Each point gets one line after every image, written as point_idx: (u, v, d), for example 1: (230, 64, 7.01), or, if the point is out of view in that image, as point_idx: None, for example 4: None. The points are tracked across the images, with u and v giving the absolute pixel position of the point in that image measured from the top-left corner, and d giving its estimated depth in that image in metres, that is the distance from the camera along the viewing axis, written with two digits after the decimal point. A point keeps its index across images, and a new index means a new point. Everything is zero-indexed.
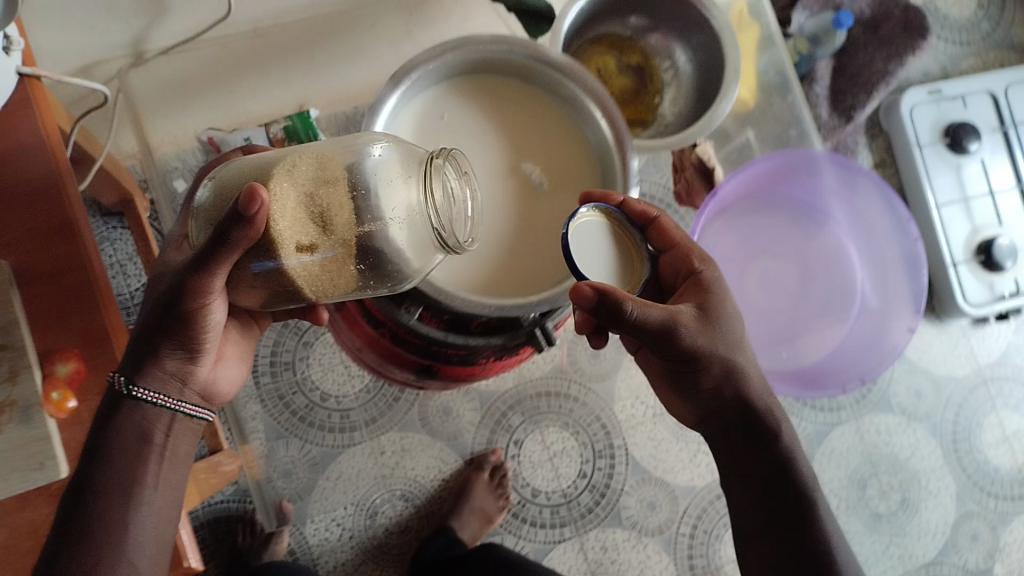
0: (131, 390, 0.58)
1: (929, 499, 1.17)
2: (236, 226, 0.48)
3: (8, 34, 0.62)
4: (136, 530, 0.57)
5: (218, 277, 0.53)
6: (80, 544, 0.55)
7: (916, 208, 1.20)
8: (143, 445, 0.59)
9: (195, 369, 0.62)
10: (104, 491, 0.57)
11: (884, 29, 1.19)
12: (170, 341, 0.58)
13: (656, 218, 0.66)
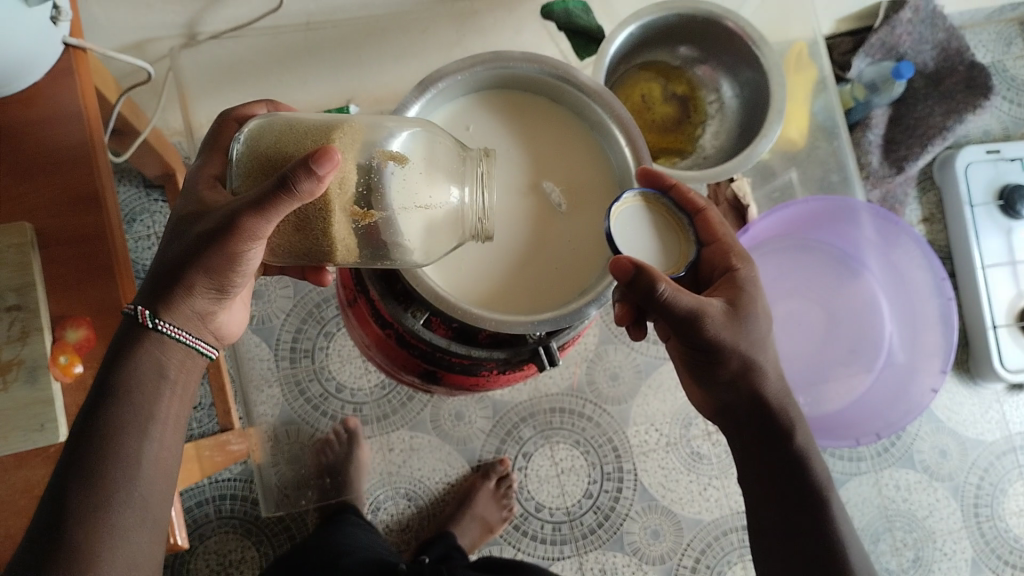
0: (155, 323, 0.54)
1: (943, 560, 1.14)
2: (300, 178, 0.45)
3: (59, 4, 0.63)
4: (146, 465, 0.52)
5: (266, 224, 0.50)
6: (90, 479, 0.50)
7: (962, 266, 1.18)
8: (159, 383, 0.55)
9: (216, 310, 0.58)
10: (114, 423, 0.52)
11: (946, 84, 1.16)
12: (204, 274, 0.53)
13: (702, 210, 0.65)
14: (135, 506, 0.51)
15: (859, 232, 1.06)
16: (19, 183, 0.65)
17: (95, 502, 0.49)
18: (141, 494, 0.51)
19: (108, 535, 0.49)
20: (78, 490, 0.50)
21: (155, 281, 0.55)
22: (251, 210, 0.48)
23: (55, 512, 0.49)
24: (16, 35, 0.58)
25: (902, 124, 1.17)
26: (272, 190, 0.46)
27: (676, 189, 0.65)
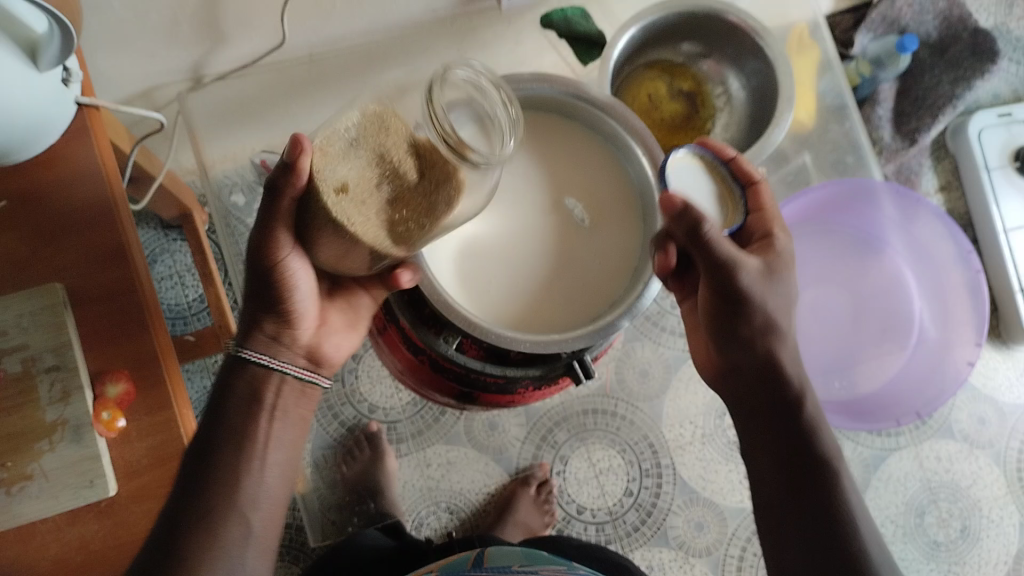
0: (239, 350, 0.61)
1: (991, 528, 1.13)
2: (280, 176, 0.51)
3: (69, 67, 0.64)
4: (250, 477, 0.58)
5: (286, 232, 0.55)
6: (203, 485, 0.57)
7: (984, 230, 1.16)
8: (252, 403, 0.60)
9: (297, 335, 0.62)
10: (225, 438, 0.59)
11: (952, 52, 1.15)
12: (270, 313, 0.60)
13: (756, 181, 0.66)
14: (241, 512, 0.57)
15: (879, 211, 1.06)
16: (44, 245, 0.66)
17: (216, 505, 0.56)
18: (244, 505, 0.57)
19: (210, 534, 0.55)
20: (201, 494, 0.56)
21: (241, 319, 0.62)
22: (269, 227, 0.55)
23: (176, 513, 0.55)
24: (28, 103, 0.59)
25: (910, 95, 1.15)
26: (266, 196, 0.53)
27: (734, 161, 0.67)
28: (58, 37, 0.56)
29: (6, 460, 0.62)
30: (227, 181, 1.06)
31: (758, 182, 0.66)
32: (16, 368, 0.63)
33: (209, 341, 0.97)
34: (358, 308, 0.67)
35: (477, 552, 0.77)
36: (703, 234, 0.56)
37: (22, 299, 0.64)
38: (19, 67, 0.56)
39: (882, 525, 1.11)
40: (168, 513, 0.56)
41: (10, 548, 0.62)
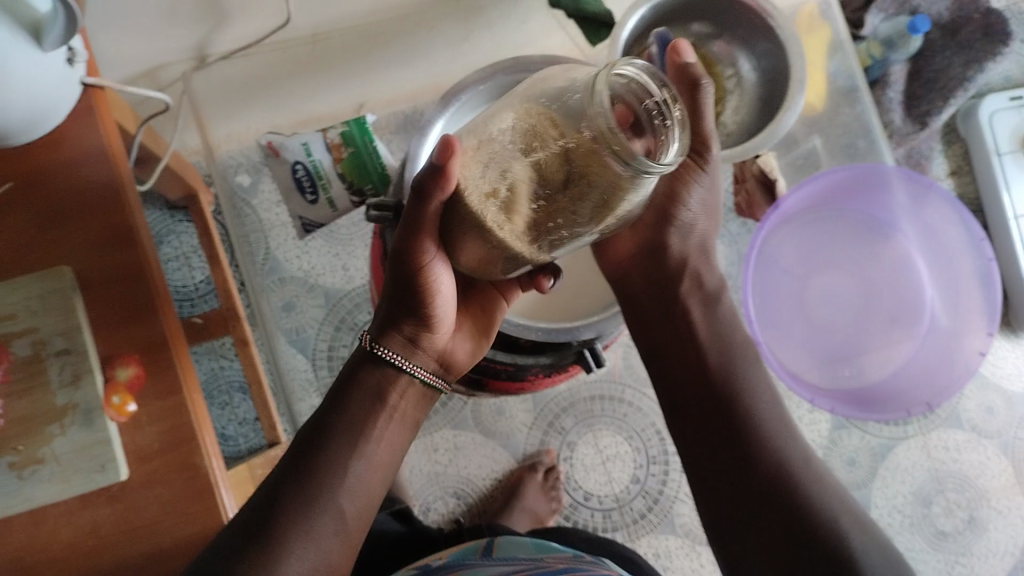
0: (374, 346, 0.60)
1: (998, 519, 1.12)
2: (430, 186, 0.50)
3: (73, 47, 0.64)
4: (351, 480, 0.57)
5: (429, 239, 0.55)
6: (304, 479, 0.56)
7: (995, 218, 1.15)
8: (375, 402, 0.60)
9: (436, 338, 0.62)
10: (329, 440, 0.58)
11: (964, 34, 1.12)
12: (409, 316, 0.60)
13: None
14: (332, 516, 0.55)
15: (891, 197, 1.04)
16: (52, 227, 0.65)
17: (305, 502, 0.55)
18: (338, 503, 0.56)
19: (298, 532, 0.53)
20: (294, 489, 0.55)
21: (378, 318, 0.61)
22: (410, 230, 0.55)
23: (268, 504, 0.54)
24: (33, 83, 0.58)
25: (921, 78, 1.13)
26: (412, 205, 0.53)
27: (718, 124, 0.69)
28: (62, 15, 0.55)
29: (18, 443, 0.62)
30: (233, 162, 1.07)
31: None
32: (26, 351, 0.63)
33: (217, 325, 0.98)
34: (490, 312, 0.67)
35: (487, 539, 0.76)
36: (697, 79, 0.61)
37: (31, 282, 0.64)
38: (21, 45, 0.55)
39: (889, 515, 1.11)
40: (261, 504, 0.55)
41: (22, 532, 0.62)
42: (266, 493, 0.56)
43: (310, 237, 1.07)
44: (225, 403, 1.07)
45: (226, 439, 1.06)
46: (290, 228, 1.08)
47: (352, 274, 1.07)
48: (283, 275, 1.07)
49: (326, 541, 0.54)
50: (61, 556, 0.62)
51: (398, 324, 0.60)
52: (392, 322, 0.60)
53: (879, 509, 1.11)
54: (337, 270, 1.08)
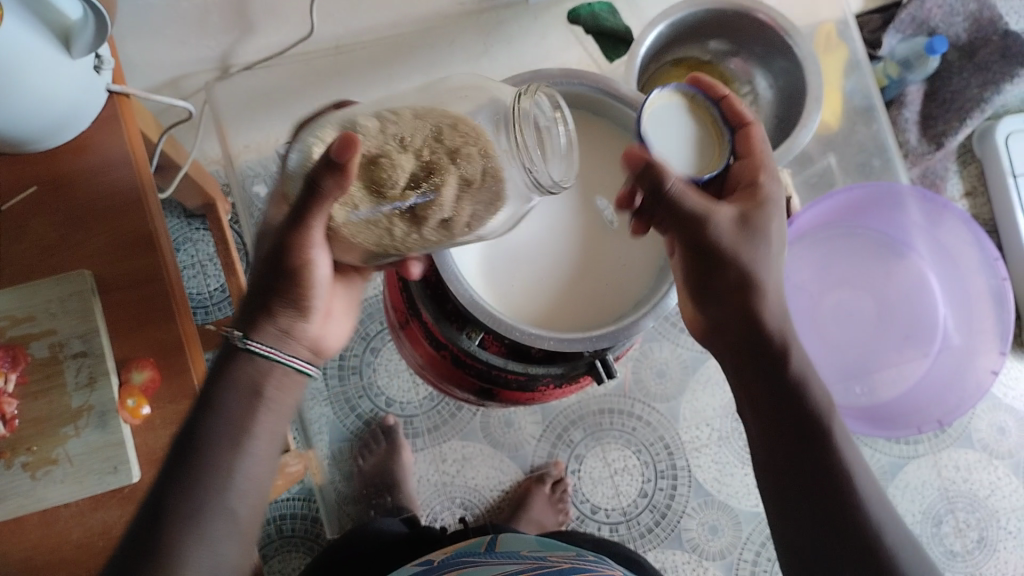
0: (245, 342, 0.54)
1: (1009, 539, 1.12)
2: (325, 178, 0.46)
3: (100, 54, 0.64)
4: (237, 481, 0.52)
5: (314, 232, 0.51)
6: (184, 490, 0.50)
7: (1010, 239, 1.14)
8: (252, 398, 0.54)
9: (306, 328, 0.57)
10: (209, 442, 0.52)
11: (981, 55, 1.12)
12: (281, 297, 0.55)
13: (748, 123, 0.63)
14: (224, 518, 0.51)
15: (905, 215, 1.05)
16: (75, 232, 0.66)
17: (186, 515, 0.50)
18: (230, 505, 0.51)
19: (186, 543, 0.49)
20: (173, 501, 0.50)
21: (245, 305, 0.56)
22: (296, 222, 0.50)
23: (149, 520, 0.50)
24: (62, 88, 0.59)
25: (938, 98, 1.14)
26: (303, 196, 0.48)
27: (726, 99, 0.64)
28: (92, 22, 0.56)
29: (33, 444, 0.63)
30: (250, 174, 1.05)
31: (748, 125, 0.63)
32: (43, 352, 0.64)
33: None
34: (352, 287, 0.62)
35: (488, 538, 0.76)
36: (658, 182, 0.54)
37: (49, 285, 0.65)
38: (53, 53, 0.56)
39: None
40: (138, 524, 0.50)
41: (34, 533, 0.62)
42: (145, 508, 0.51)
43: None
44: None
45: None
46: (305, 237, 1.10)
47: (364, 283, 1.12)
48: None
49: (221, 547, 0.50)
50: (71, 556, 0.62)
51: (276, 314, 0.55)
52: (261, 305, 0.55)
53: None
54: None
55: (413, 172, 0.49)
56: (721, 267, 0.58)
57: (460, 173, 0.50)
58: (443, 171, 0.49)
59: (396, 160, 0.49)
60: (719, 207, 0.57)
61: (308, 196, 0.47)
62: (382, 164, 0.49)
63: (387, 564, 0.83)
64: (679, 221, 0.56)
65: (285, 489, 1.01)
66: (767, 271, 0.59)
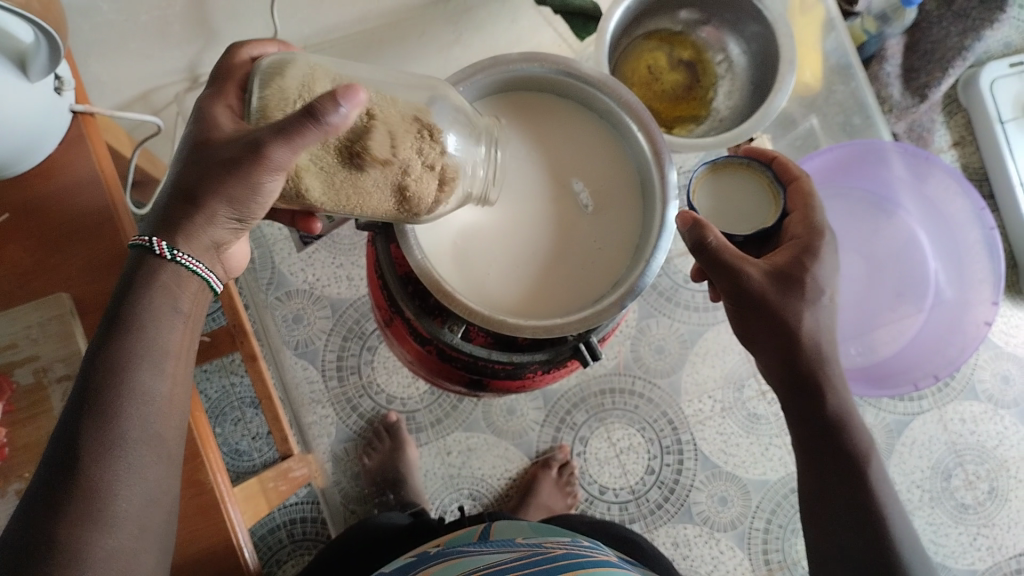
0: (173, 254, 0.52)
1: (1019, 488, 1.12)
2: (325, 109, 0.44)
3: (60, 75, 0.64)
4: (151, 401, 0.50)
5: (285, 164, 0.48)
6: (103, 413, 0.48)
7: (1000, 186, 1.14)
8: (172, 316, 0.52)
9: (229, 241, 0.56)
10: (131, 362, 0.49)
11: (960, 2, 1.11)
12: (226, 201, 0.51)
13: (796, 179, 0.69)
14: (149, 444, 0.49)
15: (890, 171, 1.05)
16: (50, 254, 0.66)
17: (106, 442, 0.47)
18: (154, 430, 0.50)
19: (115, 468, 0.47)
20: (91, 426, 0.47)
21: (164, 211, 0.52)
22: (272, 137, 0.46)
23: (68, 449, 0.47)
24: (24, 113, 0.59)
25: (919, 49, 1.13)
26: (294, 119, 0.45)
27: (779, 162, 0.71)
28: (44, 46, 0.56)
29: (24, 471, 0.62)
30: None
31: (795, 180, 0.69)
32: (28, 379, 0.63)
33: (224, 339, 0.96)
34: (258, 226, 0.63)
35: (484, 526, 0.77)
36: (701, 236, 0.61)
37: (28, 309, 0.64)
38: (10, 76, 0.56)
39: (909, 489, 1.11)
40: (53, 450, 0.47)
41: None
42: (55, 434, 0.48)
43: (313, 250, 1.12)
44: (239, 418, 1.08)
45: (242, 454, 1.07)
46: (292, 240, 1.12)
47: (357, 283, 1.12)
48: (289, 288, 1.11)
49: (150, 473, 0.49)
50: None
51: (186, 284, 0.53)
52: (199, 205, 0.51)
53: (898, 485, 1.11)
54: (342, 281, 1.12)
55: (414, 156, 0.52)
56: (750, 314, 0.62)
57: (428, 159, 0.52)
58: (431, 148, 0.52)
59: (401, 132, 0.51)
60: (754, 261, 0.61)
61: (302, 121, 0.45)
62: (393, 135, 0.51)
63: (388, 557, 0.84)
64: (716, 270, 0.61)
65: (290, 494, 1.01)
66: (800, 319, 0.61)
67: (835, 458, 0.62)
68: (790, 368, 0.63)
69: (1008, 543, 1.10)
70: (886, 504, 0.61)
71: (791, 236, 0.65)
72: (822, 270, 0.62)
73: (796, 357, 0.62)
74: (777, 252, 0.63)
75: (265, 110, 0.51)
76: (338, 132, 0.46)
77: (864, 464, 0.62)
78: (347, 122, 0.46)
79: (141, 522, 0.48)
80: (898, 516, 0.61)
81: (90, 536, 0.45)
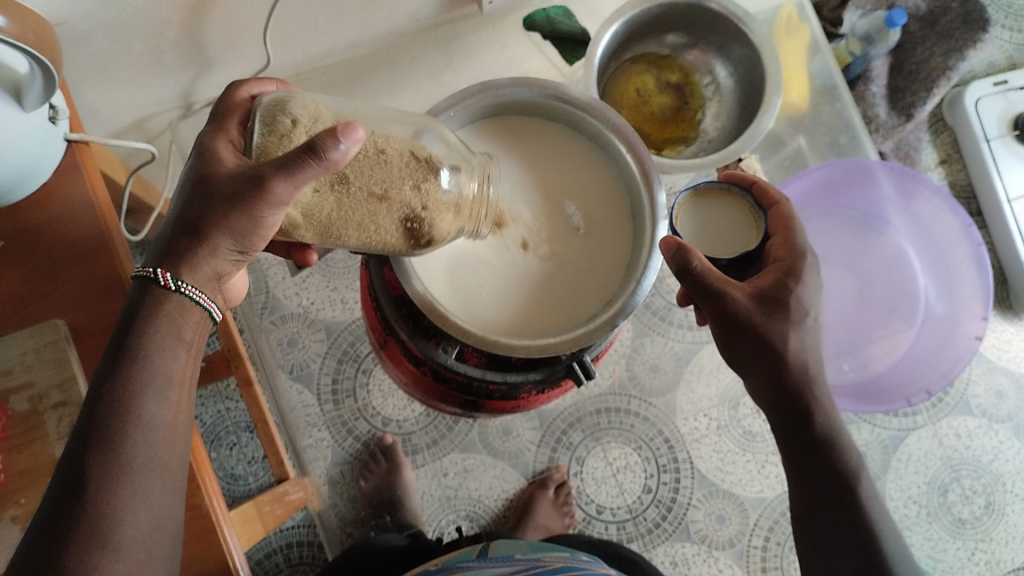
0: (178, 285, 0.52)
1: (1016, 502, 1.12)
2: (327, 145, 0.45)
3: (54, 105, 0.65)
4: (156, 429, 0.50)
5: (287, 197, 0.49)
6: (110, 440, 0.48)
7: (988, 203, 1.15)
8: (176, 344, 0.52)
9: (231, 272, 0.56)
10: (136, 392, 0.49)
11: (943, 23, 1.13)
12: (228, 234, 0.52)
13: (776, 204, 0.66)
14: (155, 471, 0.49)
15: (878, 189, 1.06)
16: (45, 283, 0.67)
17: (111, 469, 0.47)
18: (160, 457, 0.50)
19: (121, 494, 0.47)
20: (98, 455, 0.47)
21: (167, 243, 0.53)
22: (274, 172, 0.47)
23: (75, 477, 0.47)
24: (19, 142, 0.60)
25: (903, 70, 1.14)
26: (296, 155, 0.46)
27: (758, 186, 0.68)
28: (39, 77, 0.57)
29: (19, 498, 0.62)
30: None
31: (776, 206, 0.66)
32: (22, 406, 0.63)
33: (218, 364, 0.96)
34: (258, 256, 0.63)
35: (482, 546, 0.76)
36: (686, 263, 0.58)
37: (23, 338, 0.64)
38: (7, 108, 0.57)
39: (907, 505, 1.11)
40: (60, 475, 0.47)
41: None
42: (62, 462, 0.48)
43: (307, 273, 1.13)
44: (234, 443, 1.08)
45: (238, 479, 1.07)
46: (284, 265, 1.12)
47: (351, 306, 1.13)
48: (283, 313, 1.12)
49: (156, 500, 0.49)
50: None
51: (189, 314, 0.53)
52: (201, 237, 0.52)
53: (895, 501, 1.11)
54: (336, 304, 1.13)
55: (426, 193, 0.54)
56: (737, 338, 0.61)
57: (438, 194, 0.54)
58: (428, 186, 0.54)
59: (390, 169, 0.53)
60: (740, 285, 0.60)
61: (303, 158, 0.46)
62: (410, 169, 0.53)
63: None
64: (702, 294, 0.59)
65: (287, 518, 1.00)
66: (786, 342, 0.60)
67: (828, 474, 0.63)
68: (777, 385, 0.62)
69: (1006, 557, 1.10)
70: (879, 521, 0.62)
71: (773, 258, 0.63)
72: (807, 293, 0.61)
73: (785, 379, 0.62)
74: (761, 275, 0.62)
75: (265, 148, 0.52)
76: (337, 168, 0.47)
77: (858, 480, 0.63)
78: (346, 159, 0.47)
79: (147, 548, 0.48)
80: (892, 532, 0.62)
81: (99, 562, 0.45)
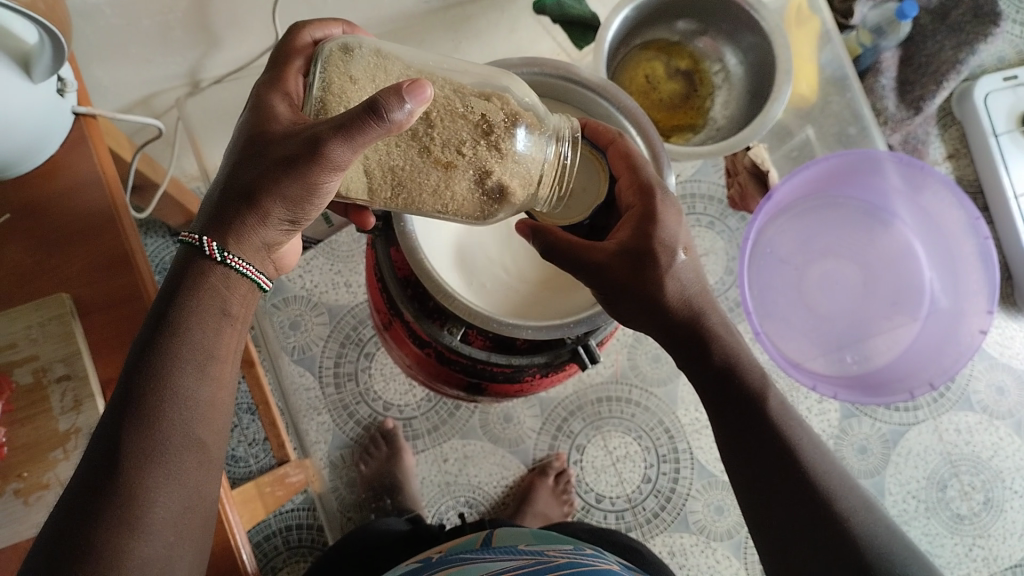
0: (224, 256, 0.52)
1: (1015, 499, 1.12)
2: (389, 105, 0.44)
3: (63, 77, 0.66)
4: (192, 405, 0.49)
5: (350, 155, 0.47)
6: (145, 417, 0.47)
7: (995, 199, 1.15)
8: (221, 317, 0.52)
9: (281, 240, 0.55)
10: (176, 369, 0.49)
11: (954, 16, 1.12)
12: (279, 200, 0.51)
13: (614, 140, 0.61)
14: (190, 449, 0.49)
15: (886, 180, 1.04)
16: (50, 254, 0.67)
17: (145, 448, 0.47)
18: (196, 435, 0.49)
19: (154, 474, 0.46)
20: (133, 430, 0.47)
21: (216, 205, 0.52)
22: (337, 134, 0.45)
23: (109, 454, 0.46)
24: (28, 115, 0.60)
25: (913, 63, 1.13)
26: (360, 116, 0.44)
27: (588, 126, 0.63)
28: (49, 48, 0.57)
29: (22, 470, 0.62)
30: None
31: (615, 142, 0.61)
32: (27, 378, 0.63)
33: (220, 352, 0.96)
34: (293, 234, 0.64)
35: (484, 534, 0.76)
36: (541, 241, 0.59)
37: (29, 310, 0.65)
38: (15, 78, 0.57)
39: (906, 499, 1.11)
40: (94, 450, 0.47)
41: None
42: (97, 436, 0.48)
43: (311, 256, 1.12)
44: (234, 424, 1.08)
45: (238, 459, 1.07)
46: None
47: (355, 289, 1.13)
48: (286, 295, 1.11)
49: (189, 479, 0.48)
50: None
51: (235, 286, 0.53)
52: (253, 204, 0.51)
53: (894, 495, 1.11)
54: (340, 288, 1.12)
55: (502, 155, 0.52)
56: (618, 299, 0.58)
57: (509, 154, 0.52)
58: (506, 145, 0.52)
59: (459, 129, 0.51)
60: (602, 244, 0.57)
61: (365, 118, 0.44)
62: (491, 132, 0.52)
63: (381, 563, 0.84)
64: (571, 265, 0.58)
65: (287, 500, 1.01)
66: (664, 288, 0.57)
67: None
68: (696, 345, 0.59)
69: (1004, 553, 1.10)
70: None
71: (626, 205, 0.59)
72: (668, 232, 0.57)
73: (675, 323, 0.58)
74: (619, 230, 0.58)
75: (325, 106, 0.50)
76: (398, 129, 0.46)
77: None
78: (410, 120, 0.45)
79: (177, 529, 0.47)
80: None
81: (128, 542, 0.44)
